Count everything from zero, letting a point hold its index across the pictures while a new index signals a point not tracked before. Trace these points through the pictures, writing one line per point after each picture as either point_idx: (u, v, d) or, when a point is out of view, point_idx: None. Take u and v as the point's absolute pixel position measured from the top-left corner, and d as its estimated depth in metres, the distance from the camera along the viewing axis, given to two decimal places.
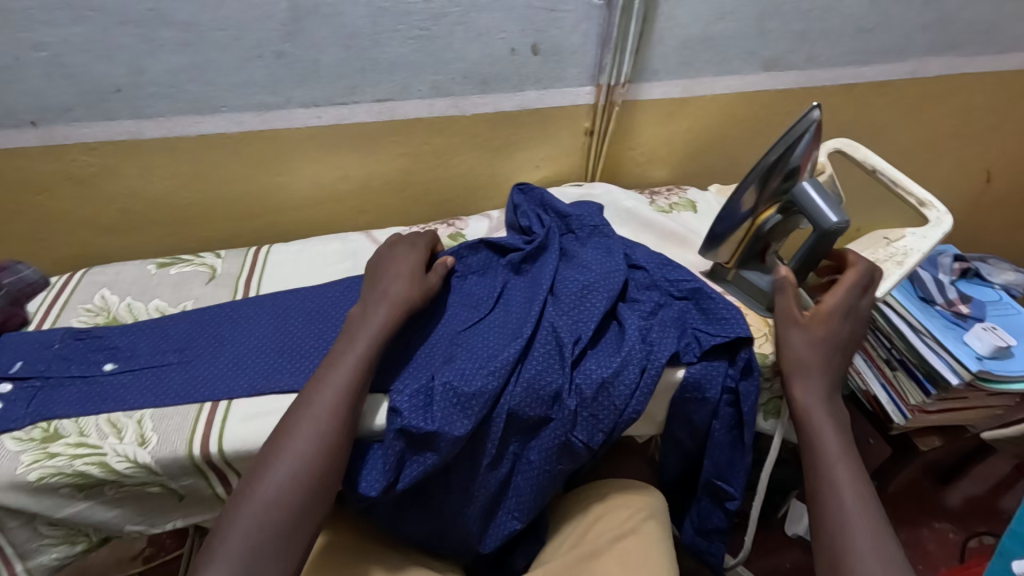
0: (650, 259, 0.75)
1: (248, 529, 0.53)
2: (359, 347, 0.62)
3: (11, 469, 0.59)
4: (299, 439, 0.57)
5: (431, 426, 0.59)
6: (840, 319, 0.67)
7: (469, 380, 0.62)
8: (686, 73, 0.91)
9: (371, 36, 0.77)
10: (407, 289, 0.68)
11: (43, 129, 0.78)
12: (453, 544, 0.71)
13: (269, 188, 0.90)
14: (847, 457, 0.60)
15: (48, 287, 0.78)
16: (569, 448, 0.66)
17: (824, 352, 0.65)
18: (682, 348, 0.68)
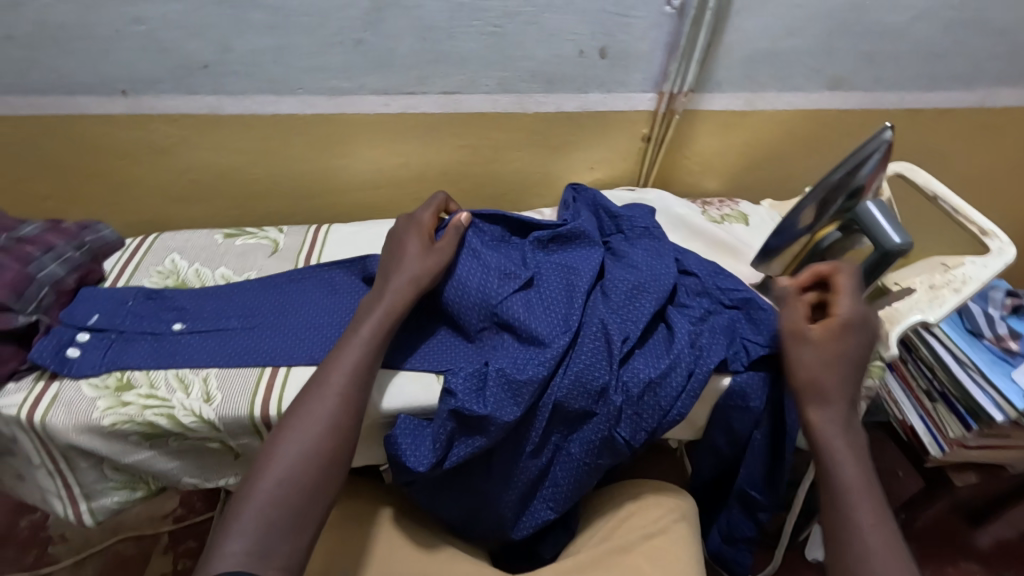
0: (702, 266, 0.76)
1: (263, 509, 0.54)
2: (363, 331, 0.64)
3: (88, 413, 0.63)
4: (311, 421, 0.58)
5: (485, 411, 0.61)
6: (854, 334, 0.62)
7: (521, 368, 0.63)
8: (749, 86, 0.91)
9: (446, 30, 0.80)
10: (416, 268, 0.68)
11: (132, 99, 0.82)
12: (486, 526, 0.73)
13: (332, 169, 0.94)
14: (867, 486, 0.57)
15: (123, 248, 0.83)
16: (610, 444, 0.67)
17: (841, 372, 0.61)
18: (729, 356, 0.69)
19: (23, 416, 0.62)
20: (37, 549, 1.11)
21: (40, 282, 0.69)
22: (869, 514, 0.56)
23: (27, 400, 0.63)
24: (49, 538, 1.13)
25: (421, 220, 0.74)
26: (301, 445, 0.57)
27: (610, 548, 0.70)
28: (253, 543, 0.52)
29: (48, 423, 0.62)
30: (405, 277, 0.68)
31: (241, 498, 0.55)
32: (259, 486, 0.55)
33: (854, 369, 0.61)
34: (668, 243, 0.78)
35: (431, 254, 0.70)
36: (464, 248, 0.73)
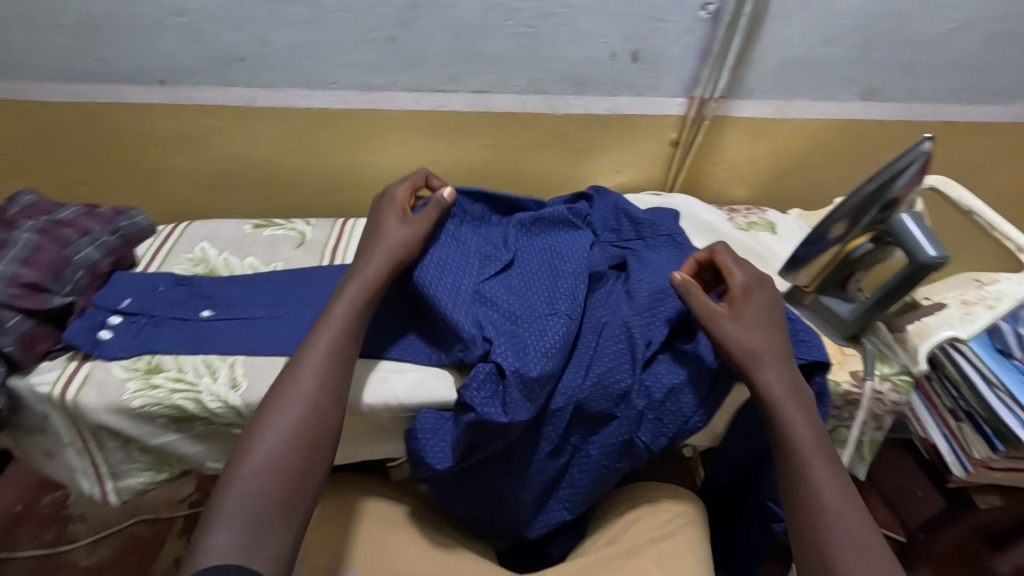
0: None
1: (244, 504, 0.51)
2: (336, 310, 0.63)
3: (118, 394, 0.64)
4: (289, 408, 0.56)
5: (505, 410, 0.60)
6: (759, 299, 0.64)
7: (533, 363, 0.62)
8: (781, 94, 0.90)
9: (479, 29, 0.80)
10: (402, 236, 0.67)
11: (169, 89, 0.84)
12: (499, 524, 0.74)
13: (360, 164, 0.95)
14: (822, 451, 0.55)
15: (154, 235, 0.84)
16: (630, 448, 0.67)
17: (767, 338, 0.61)
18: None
19: (56, 394, 0.64)
20: (57, 527, 1.14)
21: (76, 265, 0.71)
22: (828, 483, 0.53)
23: (59, 379, 0.65)
24: (69, 516, 1.15)
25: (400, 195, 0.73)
26: (279, 432, 0.55)
27: (619, 549, 0.70)
28: (242, 537, 0.49)
29: (80, 402, 0.64)
30: (383, 247, 0.66)
31: (221, 491, 0.52)
32: (239, 476, 0.52)
33: (776, 334, 0.62)
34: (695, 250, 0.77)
35: (408, 225, 0.69)
36: (441, 230, 0.72)
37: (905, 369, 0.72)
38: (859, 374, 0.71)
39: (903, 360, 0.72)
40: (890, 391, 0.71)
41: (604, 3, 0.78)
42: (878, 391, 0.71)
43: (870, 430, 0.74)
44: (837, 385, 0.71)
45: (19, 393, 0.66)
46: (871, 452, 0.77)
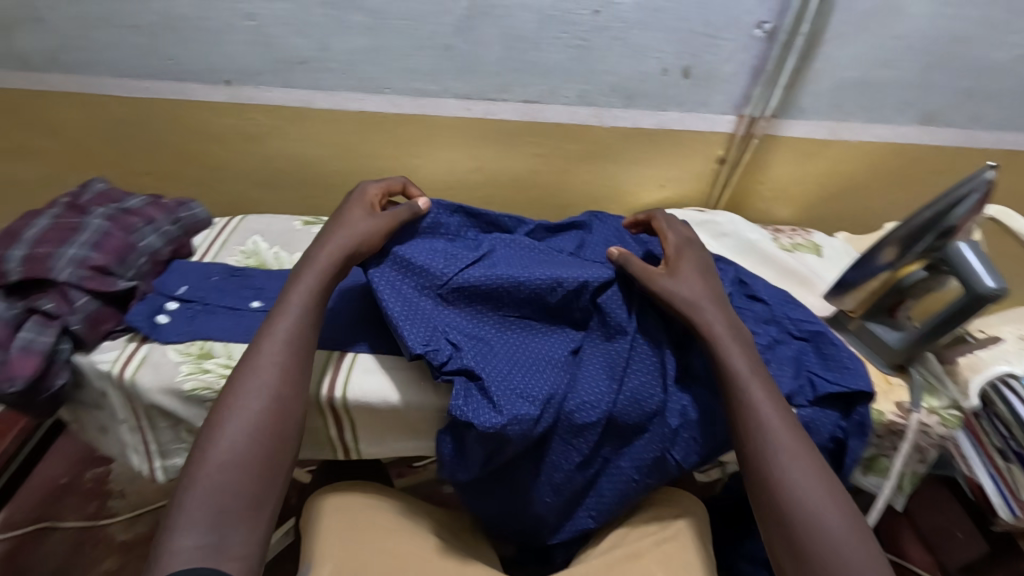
0: (772, 294, 0.73)
1: (207, 499, 0.51)
2: (297, 300, 0.62)
3: (171, 376, 0.67)
4: (247, 402, 0.56)
5: (505, 416, 0.58)
6: (686, 256, 0.69)
7: (534, 386, 0.61)
8: (835, 115, 0.89)
9: (533, 41, 0.82)
10: (362, 231, 0.66)
11: (234, 88, 0.88)
12: (522, 528, 0.74)
13: (408, 168, 0.97)
14: (772, 399, 0.58)
15: (210, 227, 0.88)
16: (661, 463, 0.66)
17: (704, 288, 0.66)
18: (795, 392, 0.65)
19: (115, 372, 0.68)
20: (98, 501, 1.19)
21: (140, 251, 0.75)
22: (782, 430, 0.57)
23: (119, 358, 0.69)
24: (109, 492, 1.20)
25: (361, 196, 0.71)
26: (242, 422, 0.55)
27: (623, 554, 0.68)
28: (206, 534, 0.50)
29: (136, 382, 0.67)
30: (342, 235, 0.65)
31: (185, 486, 0.52)
32: (203, 470, 0.53)
33: (711, 287, 0.67)
34: (731, 268, 0.75)
35: (375, 218, 0.67)
36: (412, 237, 0.70)
37: (955, 404, 0.70)
38: (904, 405, 0.69)
39: (953, 393, 0.70)
40: (938, 424, 0.68)
41: (658, 18, 0.79)
42: (924, 424, 0.69)
43: (913, 462, 0.72)
44: (881, 414, 0.68)
45: (82, 368, 0.70)
46: (911, 483, 0.74)
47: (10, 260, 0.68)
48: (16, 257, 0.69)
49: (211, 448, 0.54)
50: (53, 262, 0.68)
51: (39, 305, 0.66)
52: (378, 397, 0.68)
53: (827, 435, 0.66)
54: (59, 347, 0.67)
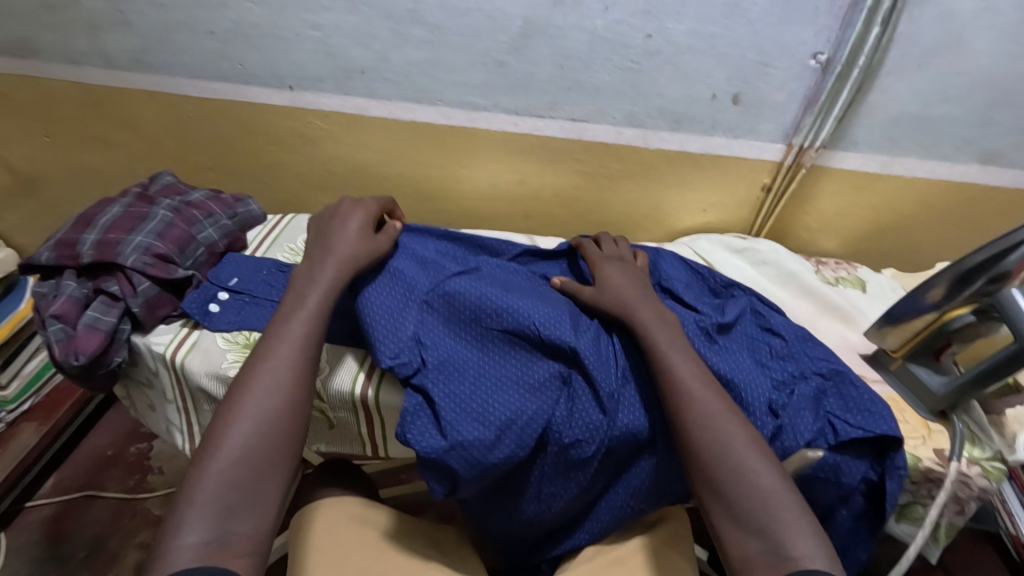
0: (789, 328, 0.71)
1: (216, 492, 0.50)
2: (312, 304, 0.62)
3: (219, 362, 0.71)
4: (261, 399, 0.55)
5: (449, 442, 0.57)
6: (613, 265, 0.72)
7: (494, 409, 0.60)
8: (889, 149, 0.87)
9: (584, 61, 0.83)
10: (353, 246, 0.67)
11: (296, 94, 0.93)
12: (522, 541, 0.74)
13: (454, 178, 1.00)
14: (692, 370, 0.59)
15: (264, 223, 0.92)
16: (656, 486, 0.66)
17: (635, 288, 0.68)
18: (816, 435, 0.62)
19: (168, 355, 0.72)
20: (138, 475, 1.26)
21: (198, 242, 0.80)
22: (703, 400, 0.57)
23: (172, 342, 0.73)
24: (150, 467, 1.27)
25: (353, 207, 0.73)
26: (255, 417, 0.54)
27: (608, 560, 0.68)
28: (212, 529, 0.48)
29: (186, 365, 0.71)
30: (349, 240, 0.68)
31: (193, 478, 0.51)
32: (213, 466, 0.51)
33: (639, 288, 0.69)
34: (745, 297, 0.74)
35: (371, 230, 0.70)
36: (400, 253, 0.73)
37: (998, 456, 0.66)
38: (944, 453, 0.66)
39: (997, 446, 0.66)
40: (979, 476, 0.65)
41: (711, 45, 0.79)
42: (965, 474, 0.66)
43: (950, 512, 0.69)
44: (916, 460, 0.66)
45: (138, 348, 0.74)
46: (947, 535, 0.71)
47: (83, 244, 0.74)
48: (89, 240, 0.74)
49: (221, 441, 0.53)
50: (121, 248, 0.73)
51: (106, 287, 0.72)
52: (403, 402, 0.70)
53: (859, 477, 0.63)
54: (120, 327, 0.72)
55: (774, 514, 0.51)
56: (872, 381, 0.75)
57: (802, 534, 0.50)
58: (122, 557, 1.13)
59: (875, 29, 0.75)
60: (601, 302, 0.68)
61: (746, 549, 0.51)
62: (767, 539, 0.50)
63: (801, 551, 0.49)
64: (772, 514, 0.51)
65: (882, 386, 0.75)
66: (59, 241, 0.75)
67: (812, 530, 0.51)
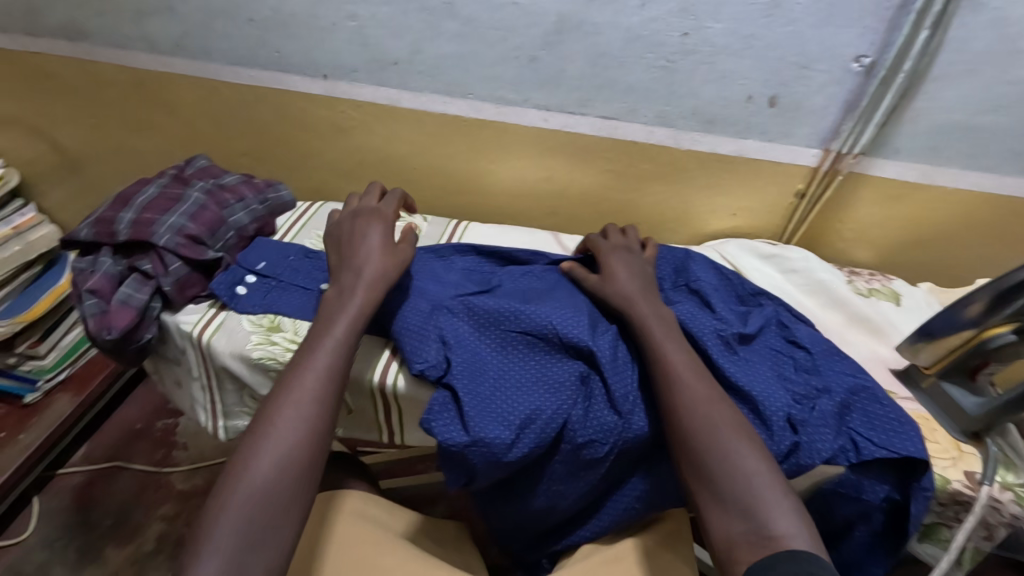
0: (814, 342, 0.68)
1: (238, 520, 0.51)
2: (338, 333, 0.62)
3: (243, 344, 0.72)
4: (287, 426, 0.56)
5: (471, 438, 0.57)
6: (620, 254, 0.73)
7: (516, 406, 0.60)
8: (931, 159, 0.84)
9: (619, 58, 0.82)
10: (380, 268, 0.68)
11: (330, 83, 0.94)
12: (525, 538, 0.75)
13: (482, 172, 1.00)
14: (682, 359, 0.60)
15: (294, 209, 0.93)
16: (664, 487, 0.65)
17: (638, 284, 0.69)
18: (837, 452, 0.60)
19: (195, 334, 0.74)
20: (164, 449, 1.30)
21: (229, 225, 0.81)
22: (690, 386, 0.58)
23: (199, 322, 0.75)
24: (174, 443, 1.31)
25: (377, 216, 0.74)
26: (279, 444, 0.55)
27: (606, 557, 0.67)
28: (229, 561, 0.50)
29: (212, 345, 0.73)
30: (376, 259, 0.68)
31: (218, 508, 0.52)
32: (233, 501, 0.52)
33: (642, 283, 0.69)
34: (771, 306, 0.72)
35: (395, 247, 0.71)
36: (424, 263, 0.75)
37: None
38: (975, 477, 0.64)
39: None
40: (1011, 502, 0.63)
41: (749, 45, 0.78)
42: (996, 500, 0.63)
43: (977, 537, 0.67)
44: (944, 482, 0.63)
45: (167, 326, 0.76)
46: (972, 560, 0.69)
47: (120, 222, 0.76)
48: (126, 219, 0.77)
49: (245, 471, 0.54)
50: (155, 228, 0.75)
51: (140, 265, 0.74)
52: (421, 394, 0.70)
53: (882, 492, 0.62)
54: (151, 305, 0.74)
55: (759, 495, 0.52)
56: (900, 398, 0.72)
57: (785, 514, 0.51)
58: (145, 527, 1.17)
59: (923, 33, 0.72)
60: (603, 294, 0.69)
61: (731, 529, 0.52)
62: (751, 520, 0.51)
63: (784, 531, 0.50)
64: (754, 493, 0.52)
65: (911, 404, 0.72)
66: (98, 218, 0.78)
67: (797, 514, 0.51)
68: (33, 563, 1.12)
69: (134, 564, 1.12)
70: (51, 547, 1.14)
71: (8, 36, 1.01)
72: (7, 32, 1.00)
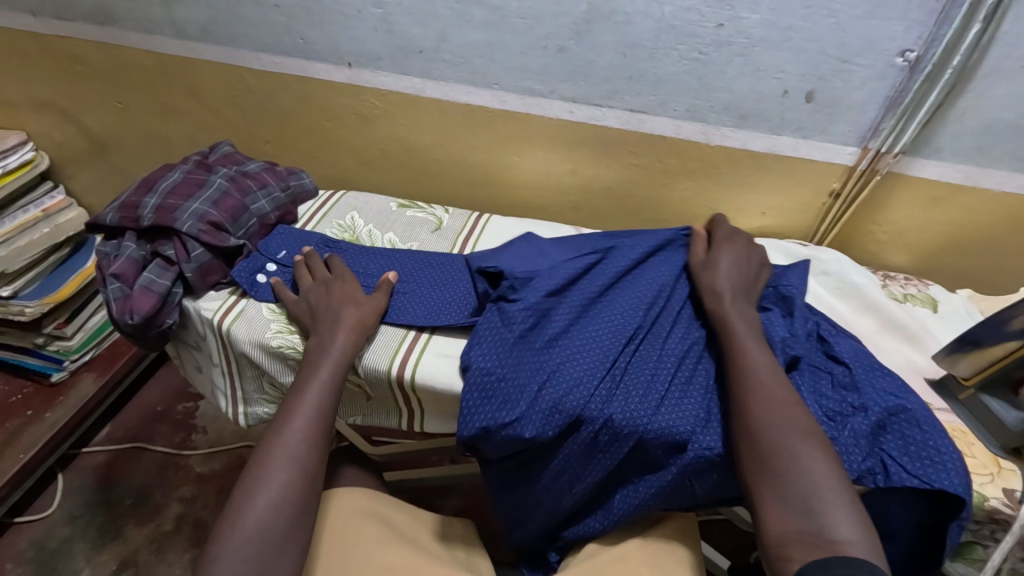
0: (855, 357, 0.65)
1: (232, 563, 0.54)
2: (324, 373, 0.65)
3: (262, 332, 0.72)
4: (279, 469, 0.58)
5: (499, 383, 0.63)
6: (735, 245, 0.73)
7: (546, 371, 0.64)
8: (977, 159, 0.80)
9: (649, 49, 0.80)
10: (360, 316, 0.70)
11: (354, 71, 0.93)
12: (535, 530, 0.71)
13: (505, 164, 0.98)
14: (765, 358, 0.61)
15: (315, 197, 0.93)
16: (679, 490, 0.63)
17: (737, 281, 0.69)
18: (864, 473, 0.57)
19: (215, 320, 0.73)
20: (184, 432, 1.31)
21: (251, 213, 0.81)
22: (770, 385, 0.59)
23: (220, 308, 0.74)
24: (194, 426, 1.32)
25: (329, 277, 0.74)
26: (273, 487, 0.57)
27: (612, 556, 0.66)
28: None
29: (232, 332, 0.72)
30: (352, 308, 0.70)
31: (214, 553, 0.55)
32: (231, 540, 0.55)
33: (742, 282, 0.69)
34: (813, 320, 0.69)
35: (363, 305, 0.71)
36: (535, 239, 0.78)
37: None
38: (1014, 495, 0.61)
39: None
40: None
41: (787, 36, 0.75)
42: None
43: (1014, 558, 0.63)
44: (982, 498, 0.61)
45: (188, 312, 0.77)
46: None
47: (144, 208, 0.77)
48: (150, 205, 0.77)
49: (241, 516, 0.56)
50: (178, 214, 0.75)
51: (162, 251, 0.74)
52: (438, 387, 0.68)
53: (908, 515, 0.60)
54: (173, 290, 0.74)
55: (824, 499, 0.51)
56: (936, 409, 0.70)
57: (848, 520, 0.50)
58: (164, 508, 1.19)
59: (974, 26, 0.69)
60: (699, 278, 0.70)
61: (786, 525, 0.51)
62: (812, 520, 0.51)
63: (845, 537, 0.49)
64: (820, 497, 0.51)
65: (948, 416, 0.69)
66: (123, 204, 0.78)
67: (860, 521, 0.50)
68: (56, 539, 1.15)
69: (153, 543, 1.14)
70: (74, 523, 1.17)
71: (39, 20, 1.02)
72: (38, 16, 1.01)
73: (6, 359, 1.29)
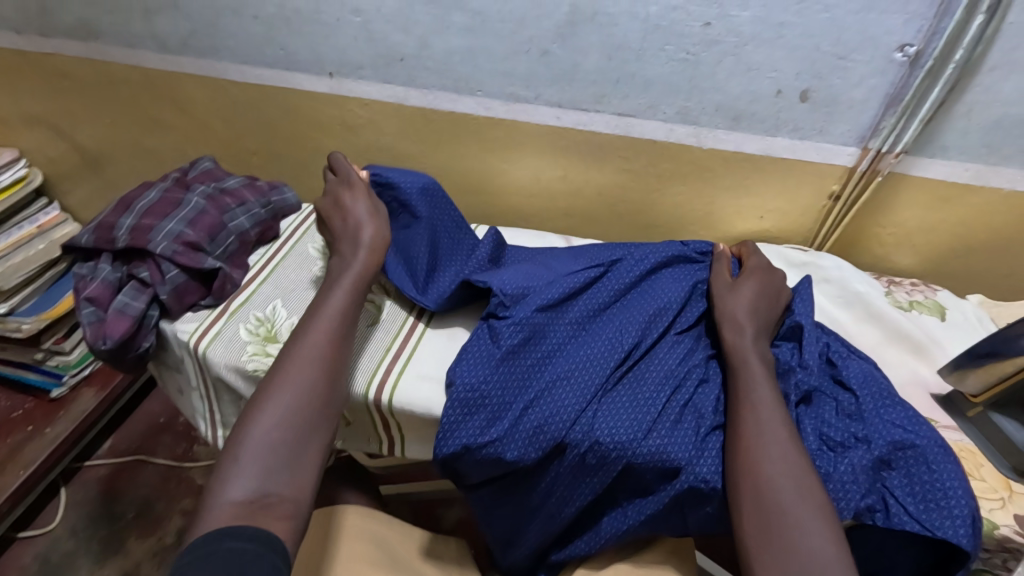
0: (864, 383, 0.61)
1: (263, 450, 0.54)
2: (343, 289, 0.66)
3: (238, 355, 0.70)
4: (302, 367, 0.59)
5: (480, 398, 0.60)
6: (761, 275, 0.69)
7: (534, 387, 0.61)
8: (985, 157, 0.76)
9: (636, 51, 0.76)
10: (375, 231, 0.70)
11: (336, 80, 0.91)
12: (521, 553, 0.69)
13: (493, 170, 0.95)
14: (777, 409, 0.57)
15: (299, 211, 0.91)
16: (669, 518, 0.60)
17: (759, 317, 0.64)
18: (864, 511, 0.54)
19: (191, 343, 0.72)
20: (185, 443, 1.31)
21: (230, 230, 0.79)
22: (783, 441, 0.55)
23: (196, 331, 0.73)
24: (195, 438, 1.32)
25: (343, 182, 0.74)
26: (299, 387, 0.58)
27: None
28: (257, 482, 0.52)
29: (208, 355, 0.71)
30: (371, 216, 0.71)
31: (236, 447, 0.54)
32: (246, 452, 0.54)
33: (762, 316, 0.65)
34: (823, 343, 0.65)
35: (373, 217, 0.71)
36: (545, 253, 0.76)
37: None
38: None
39: None
40: None
41: (779, 34, 0.71)
42: None
43: None
44: (991, 526, 0.57)
45: (166, 334, 0.75)
46: None
47: (120, 228, 0.75)
48: (125, 225, 0.75)
49: (262, 412, 0.56)
50: (153, 235, 0.74)
51: (137, 273, 0.73)
52: (419, 409, 0.66)
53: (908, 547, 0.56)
54: (148, 313, 0.73)
55: None
56: (943, 427, 0.66)
57: None
58: (165, 521, 1.19)
59: (977, 19, 0.65)
60: (719, 304, 0.66)
61: None
62: None
63: None
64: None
65: (954, 434, 0.65)
66: (99, 223, 0.77)
67: None
68: (60, 552, 1.15)
69: (154, 556, 1.14)
70: (77, 536, 1.17)
71: (23, 38, 1.01)
72: (23, 34, 1.01)
73: (7, 373, 1.29)
